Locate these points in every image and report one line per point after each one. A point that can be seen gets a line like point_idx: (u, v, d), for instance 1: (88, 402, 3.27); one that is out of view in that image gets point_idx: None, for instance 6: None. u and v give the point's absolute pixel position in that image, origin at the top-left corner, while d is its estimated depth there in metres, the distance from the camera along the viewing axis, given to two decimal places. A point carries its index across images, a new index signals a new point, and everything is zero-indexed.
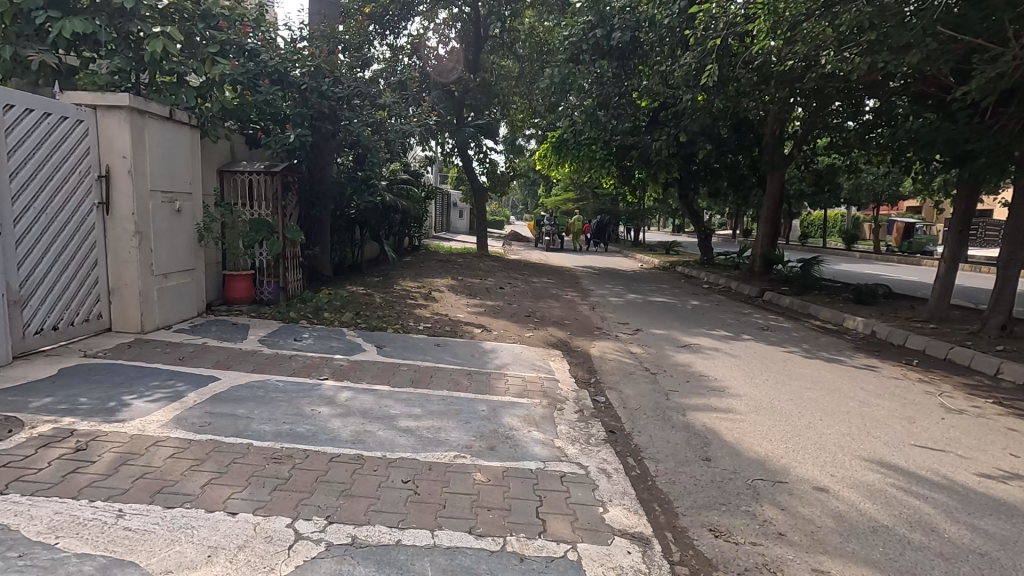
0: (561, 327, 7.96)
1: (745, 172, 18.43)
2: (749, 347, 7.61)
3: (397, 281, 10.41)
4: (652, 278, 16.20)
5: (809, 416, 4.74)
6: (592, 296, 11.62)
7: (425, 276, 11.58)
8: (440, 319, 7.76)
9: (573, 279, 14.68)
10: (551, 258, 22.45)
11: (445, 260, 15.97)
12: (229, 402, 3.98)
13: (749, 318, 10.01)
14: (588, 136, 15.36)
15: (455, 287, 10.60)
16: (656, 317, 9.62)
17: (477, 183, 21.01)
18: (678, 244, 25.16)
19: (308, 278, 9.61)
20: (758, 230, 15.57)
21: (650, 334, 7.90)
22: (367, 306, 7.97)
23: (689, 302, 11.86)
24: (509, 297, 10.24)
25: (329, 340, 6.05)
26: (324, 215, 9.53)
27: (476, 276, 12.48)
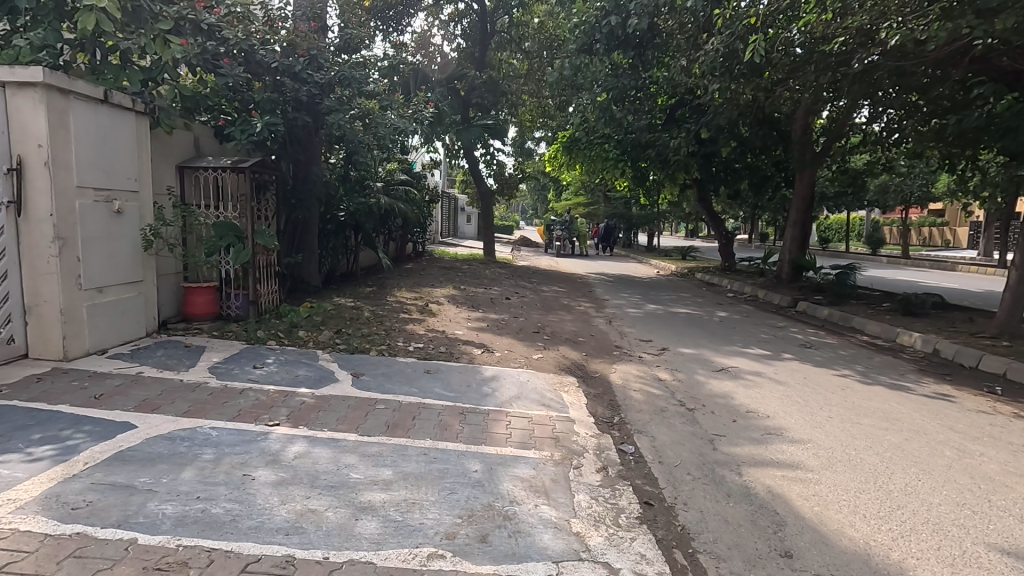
0: (574, 346, 6.89)
1: (769, 173, 17.29)
2: (796, 370, 6.49)
3: (392, 292, 9.40)
4: (670, 286, 15.10)
5: (902, 473, 3.64)
6: (608, 306, 10.54)
7: (425, 285, 10.59)
8: (435, 337, 6.73)
9: (586, 287, 13.61)
10: (562, 264, 21.42)
11: (448, 267, 14.97)
12: (132, 465, 2.97)
13: (787, 333, 8.88)
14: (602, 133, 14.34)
15: (457, 298, 9.57)
16: (682, 332, 8.51)
17: (484, 186, 20.05)
18: (694, 249, 24.03)
19: (292, 289, 8.67)
20: (785, 234, 14.43)
21: (678, 355, 6.80)
22: (353, 322, 6.96)
23: (715, 313, 10.73)
24: (515, 309, 9.20)
25: (295, 369, 4.99)
26: (309, 218, 8.61)
27: (480, 285, 11.46)
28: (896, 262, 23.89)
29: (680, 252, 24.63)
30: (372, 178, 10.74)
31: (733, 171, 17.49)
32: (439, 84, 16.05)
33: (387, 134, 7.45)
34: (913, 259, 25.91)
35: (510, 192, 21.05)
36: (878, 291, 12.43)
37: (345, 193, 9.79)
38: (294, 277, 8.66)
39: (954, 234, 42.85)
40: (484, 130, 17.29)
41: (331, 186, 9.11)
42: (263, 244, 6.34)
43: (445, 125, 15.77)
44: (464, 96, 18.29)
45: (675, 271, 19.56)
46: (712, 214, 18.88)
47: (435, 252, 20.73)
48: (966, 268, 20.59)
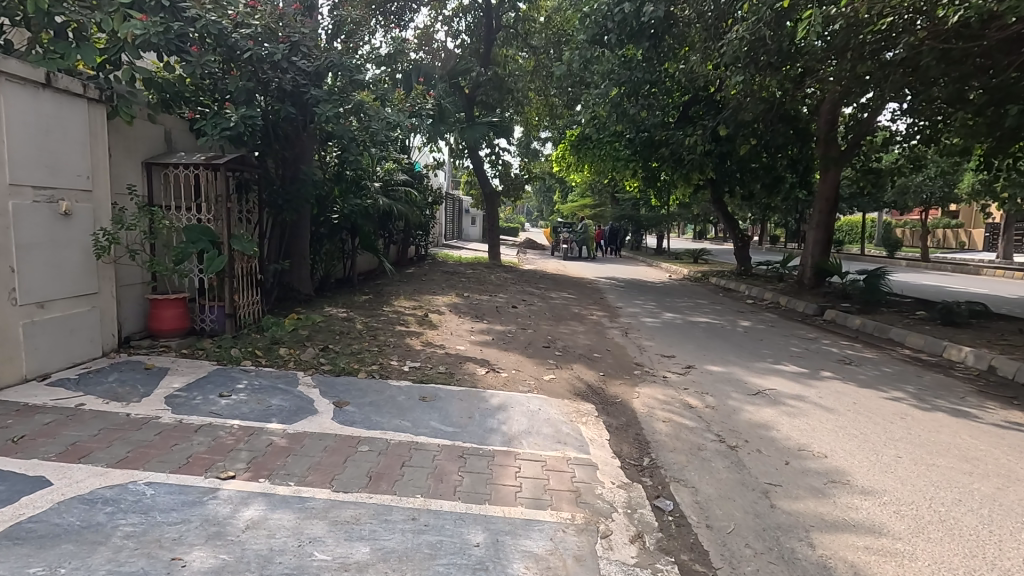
0: (590, 364, 6.14)
1: (785, 173, 16.53)
2: (842, 391, 5.74)
3: (390, 301, 8.70)
4: (685, 292, 14.34)
5: (1014, 542, 2.90)
6: (622, 315, 9.80)
7: (426, 291, 9.89)
8: (433, 354, 6.02)
9: (597, 293, 12.89)
10: (569, 268, 20.73)
11: (451, 271, 14.28)
12: (28, 546, 2.28)
13: (821, 346, 8.12)
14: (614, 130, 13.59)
15: (459, 307, 8.84)
16: (706, 344, 7.76)
17: (489, 186, 19.38)
18: (706, 252, 23.25)
19: (281, 298, 8.06)
20: (807, 237, 13.65)
21: (707, 374, 6.04)
22: (343, 337, 6.24)
23: (737, 322, 9.95)
24: (523, 319, 8.48)
25: (268, 397, 4.27)
26: (299, 220, 8.00)
27: (484, 292, 10.74)
28: (916, 266, 23.07)
29: (691, 255, 23.89)
30: (371, 177, 10.08)
31: (748, 171, 16.74)
32: (443, 81, 15.41)
33: (382, 130, 6.76)
34: (933, 261, 25.05)
35: (517, 193, 20.37)
36: (909, 298, 11.64)
37: (340, 194, 9.11)
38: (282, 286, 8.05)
39: (969, 235, 41.91)
40: (490, 129, 16.65)
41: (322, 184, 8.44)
42: (241, 251, 5.64)
43: (448, 123, 15.13)
44: (469, 94, 17.70)
45: (688, 275, 18.80)
46: (727, 216, 18.10)
47: (439, 255, 20.04)
48: (992, 271, 19.72)
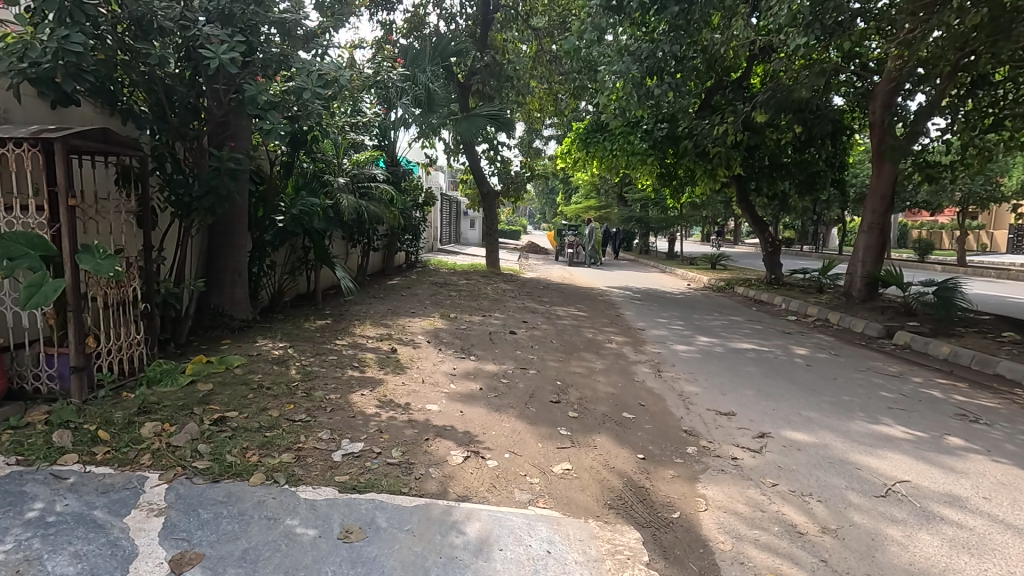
0: (619, 436, 4.17)
1: (823, 169, 15.24)
2: (1011, 483, 3.76)
3: (351, 329, 6.73)
4: (712, 306, 12.39)
5: None
6: (647, 343, 7.81)
7: (403, 314, 7.92)
8: (389, 424, 4.06)
9: (611, 309, 10.94)
10: (576, 276, 18.78)
11: (441, 283, 12.38)
12: None
13: (919, 390, 6.14)
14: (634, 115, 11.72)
15: (440, 336, 6.88)
16: (767, 390, 5.78)
17: (487, 186, 17.52)
18: (726, 257, 21.26)
19: (207, 327, 6.25)
20: (857, 242, 11.67)
21: (795, 453, 4.05)
22: (259, 397, 4.27)
23: (790, 350, 7.97)
24: (522, 353, 6.50)
25: (47, 553, 2.35)
26: (226, 218, 6.33)
27: (476, 312, 8.76)
28: (957, 273, 20.97)
29: (709, 261, 21.90)
30: (338, 171, 8.46)
31: (780, 165, 15.18)
32: (435, 65, 13.67)
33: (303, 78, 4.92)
34: (971, 266, 22.99)
35: (517, 193, 18.48)
36: (991, 317, 9.65)
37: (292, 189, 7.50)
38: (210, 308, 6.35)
39: (993, 237, 39.89)
40: (489, 122, 14.83)
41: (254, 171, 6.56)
42: (92, 271, 3.73)
43: (441, 111, 13.44)
44: (464, 82, 16.04)
45: (709, 284, 16.85)
46: (754, 217, 16.14)
47: (431, 261, 18.20)
48: None
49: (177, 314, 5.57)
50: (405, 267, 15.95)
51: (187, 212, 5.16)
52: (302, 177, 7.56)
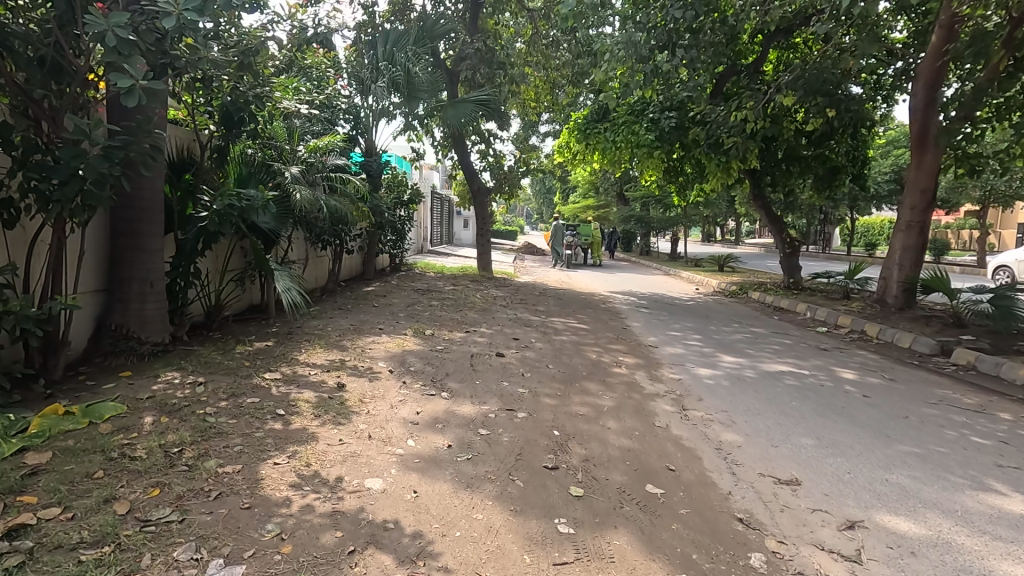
0: (648, 537, 2.79)
1: (844, 163, 13.93)
2: None
3: (294, 355, 5.33)
4: (728, 315, 11.06)
5: None
6: (663, 367, 6.44)
7: (367, 333, 6.51)
8: (301, 521, 2.69)
9: (616, 320, 9.59)
10: (573, 279, 17.46)
11: (424, 289, 11.01)
12: None
13: (1017, 432, 4.79)
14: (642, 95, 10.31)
15: (409, 362, 5.49)
16: (829, 437, 4.42)
17: (478, 181, 16.16)
18: (734, 258, 19.91)
19: (112, 353, 4.91)
20: (893, 242, 10.35)
21: (912, 564, 2.70)
22: (115, 475, 2.87)
23: (836, 373, 6.60)
24: (510, 386, 5.13)
25: None
26: (130, 208, 5.04)
27: (458, 328, 7.37)
28: (978, 276, 19.74)
29: (715, 263, 20.59)
30: (293, 160, 7.13)
31: (799, 156, 13.78)
32: (420, 47, 12.33)
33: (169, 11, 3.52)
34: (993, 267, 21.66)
35: (510, 190, 17.11)
36: None
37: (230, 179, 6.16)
38: (116, 328, 5.00)
39: (1003, 237, 38.68)
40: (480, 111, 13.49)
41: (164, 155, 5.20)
42: None
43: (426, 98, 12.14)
44: (452, 68, 14.64)
45: (718, 288, 15.54)
46: (769, 216, 14.81)
47: (418, 263, 16.85)
48: None
49: (51, 338, 4.24)
50: (388, 271, 14.57)
51: (44, 204, 3.76)
52: (247, 163, 6.24)
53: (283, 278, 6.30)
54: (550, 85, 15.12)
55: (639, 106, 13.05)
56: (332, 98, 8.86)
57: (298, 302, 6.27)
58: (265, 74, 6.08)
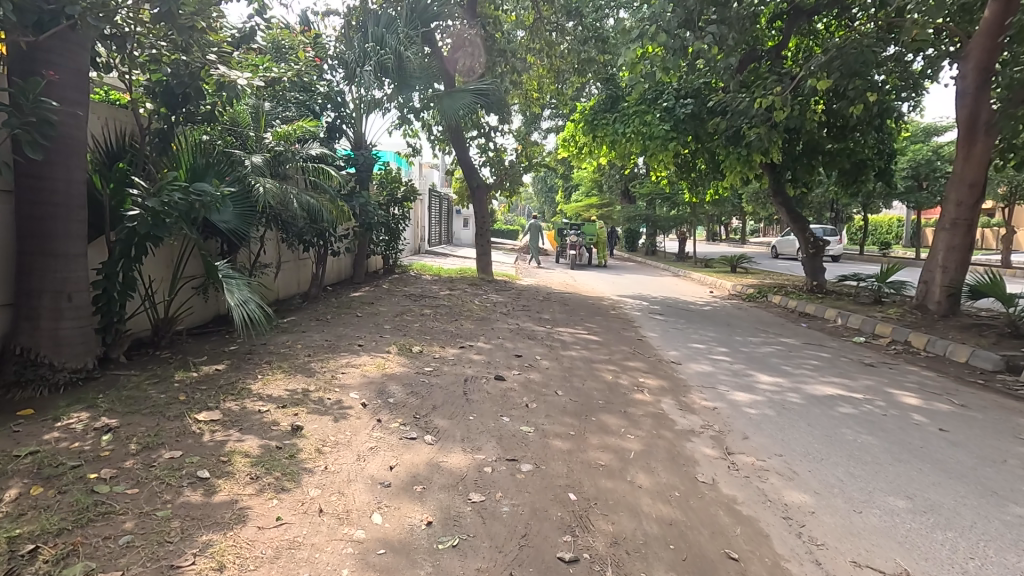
0: None
1: (870, 157, 12.96)
2: None
3: (247, 383, 4.34)
4: (752, 323, 10.06)
5: None
6: (692, 392, 5.44)
7: (343, 352, 5.52)
8: None
9: (630, 330, 8.60)
10: (579, 282, 16.46)
11: (417, 295, 10.02)
12: None
13: None
14: (663, 70, 9.34)
15: (387, 391, 4.51)
16: (923, 496, 3.42)
17: (477, 177, 15.17)
18: (747, 258, 18.92)
19: (18, 382, 3.96)
20: (935, 241, 9.35)
21: None
22: None
23: (895, 398, 5.61)
24: (511, 424, 4.13)
25: None
26: (37, 202, 4.05)
27: (450, 343, 6.37)
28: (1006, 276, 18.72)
29: (727, 264, 19.59)
30: (259, 149, 6.11)
31: (822, 148, 12.76)
32: (412, 30, 11.35)
33: None
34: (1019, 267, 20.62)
35: (512, 186, 16.13)
36: None
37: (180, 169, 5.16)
38: (24, 350, 4.04)
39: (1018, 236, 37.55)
40: (478, 103, 12.51)
41: (82, 131, 4.26)
42: None
43: (419, 85, 11.18)
44: (449, 56, 13.65)
45: (735, 291, 14.52)
46: (790, 213, 13.84)
47: (414, 265, 15.86)
48: None
49: None
50: (382, 274, 13.61)
51: None
52: (201, 152, 5.13)
53: (242, 287, 5.23)
54: (555, 74, 13.95)
55: (651, 95, 12.09)
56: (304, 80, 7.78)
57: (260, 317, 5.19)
58: (216, 41, 5.09)
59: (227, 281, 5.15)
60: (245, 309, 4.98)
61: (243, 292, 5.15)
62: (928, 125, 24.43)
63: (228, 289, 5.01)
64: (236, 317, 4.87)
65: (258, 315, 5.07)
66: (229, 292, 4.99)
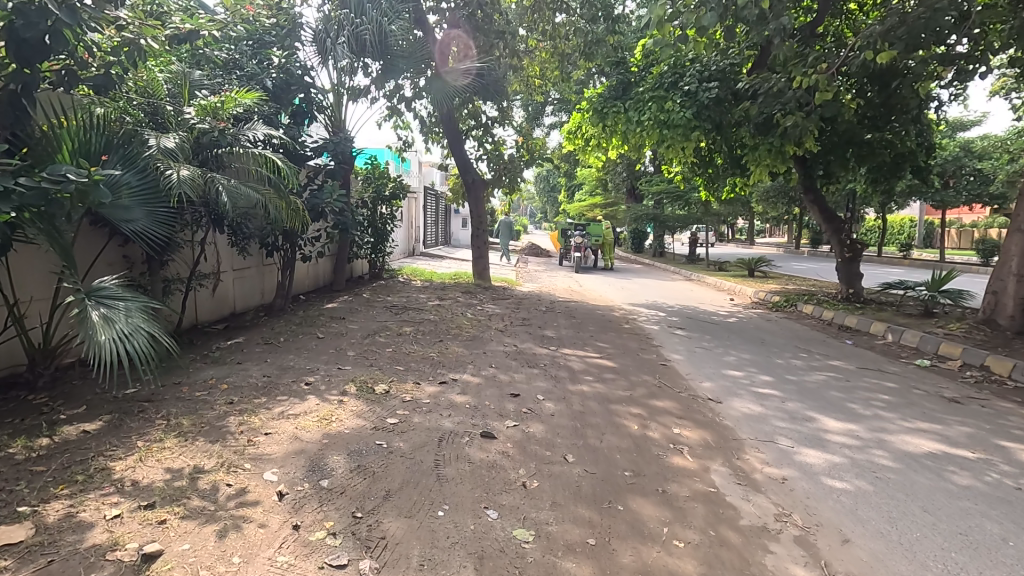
0: None
1: (910, 150, 11.57)
2: None
3: (115, 457, 2.98)
4: (788, 339, 8.66)
5: None
6: (748, 452, 4.03)
7: (280, 395, 4.15)
8: None
9: (650, 350, 7.22)
10: (586, 287, 15.01)
11: (399, 306, 8.64)
12: None
13: None
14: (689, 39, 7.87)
15: (320, 468, 3.12)
16: None
17: (473, 171, 13.77)
18: (766, 261, 17.48)
19: None
20: (1008, 246, 8.09)
21: None
22: None
23: (1016, 457, 4.20)
24: (499, 528, 2.74)
25: None
26: None
27: (427, 378, 4.97)
28: None
29: (744, 267, 18.16)
30: (177, 128, 4.74)
31: (860, 140, 11.34)
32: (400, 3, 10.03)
33: None
34: None
35: (511, 183, 14.72)
36: None
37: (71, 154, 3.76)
38: None
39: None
40: None
41: None
42: None
43: (406, 66, 10.13)
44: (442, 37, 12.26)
45: (759, 299, 13.11)
46: (823, 212, 12.54)
47: (404, 268, 14.49)
48: None
49: None
50: (367, 279, 12.27)
51: None
52: (97, 131, 3.96)
53: (131, 313, 3.71)
54: (559, 57, 12.69)
55: (669, 78, 10.74)
56: (250, 37, 6.71)
57: (150, 355, 3.65)
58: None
59: (106, 305, 3.64)
60: (123, 346, 3.45)
61: (128, 322, 3.62)
62: (954, 121, 23.00)
63: (101, 316, 3.50)
64: (103, 358, 3.34)
65: (141, 355, 3.53)
66: (102, 321, 3.48)
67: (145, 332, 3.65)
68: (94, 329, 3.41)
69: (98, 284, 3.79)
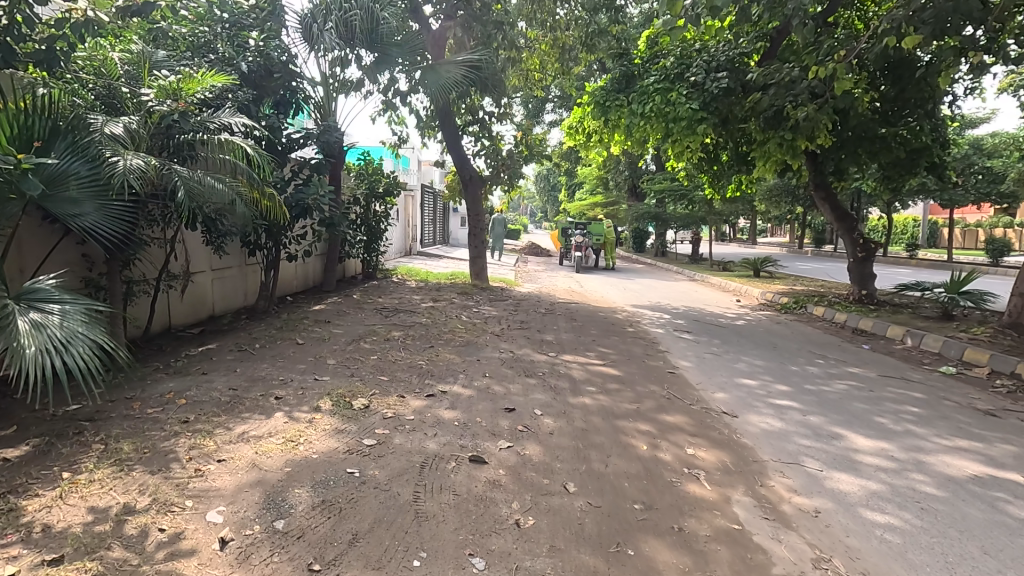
0: None
1: (926, 145, 11.06)
2: None
3: (31, 494, 2.51)
4: (801, 344, 8.18)
5: None
6: (772, 477, 3.56)
7: (244, 412, 3.68)
8: None
9: (656, 357, 6.73)
10: (587, 287, 14.52)
11: (389, 309, 8.16)
12: None
13: None
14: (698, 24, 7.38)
15: (275, 505, 2.65)
16: None
17: (470, 167, 13.29)
18: (772, 261, 16.98)
19: None
20: None
21: None
22: None
23: None
24: None
25: None
26: None
27: (413, 390, 4.50)
28: None
29: (749, 268, 17.66)
30: (135, 111, 4.23)
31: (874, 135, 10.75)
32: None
33: None
34: None
35: (510, 180, 14.23)
36: None
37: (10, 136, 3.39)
38: None
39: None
40: (467, 77, 10.69)
41: None
42: None
43: (400, 55, 9.64)
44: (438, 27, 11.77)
45: (767, 300, 12.63)
46: (835, 209, 12.26)
47: (399, 268, 14.01)
48: None
49: None
50: (360, 279, 11.81)
51: None
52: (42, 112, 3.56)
53: (69, 317, 3.22)
54: (559, 49, 12.22)
55: (675, 68, 10.28)
56: (225, 19, 6.33)
57: (92, 367, 3.15)
58: None
59: (39, 309, 3.13)
60: (56, 357, 2.95)
61: (64, 328, 3.12)
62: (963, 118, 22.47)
63: (29, 324, 2.99)
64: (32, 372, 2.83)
65: (81, 366, 3.03)
66: (32, 329, 2.97)
67: (85, 339, 3.17)
68: (21, 338, 2.90)
69: (32, 285, 3.28)
